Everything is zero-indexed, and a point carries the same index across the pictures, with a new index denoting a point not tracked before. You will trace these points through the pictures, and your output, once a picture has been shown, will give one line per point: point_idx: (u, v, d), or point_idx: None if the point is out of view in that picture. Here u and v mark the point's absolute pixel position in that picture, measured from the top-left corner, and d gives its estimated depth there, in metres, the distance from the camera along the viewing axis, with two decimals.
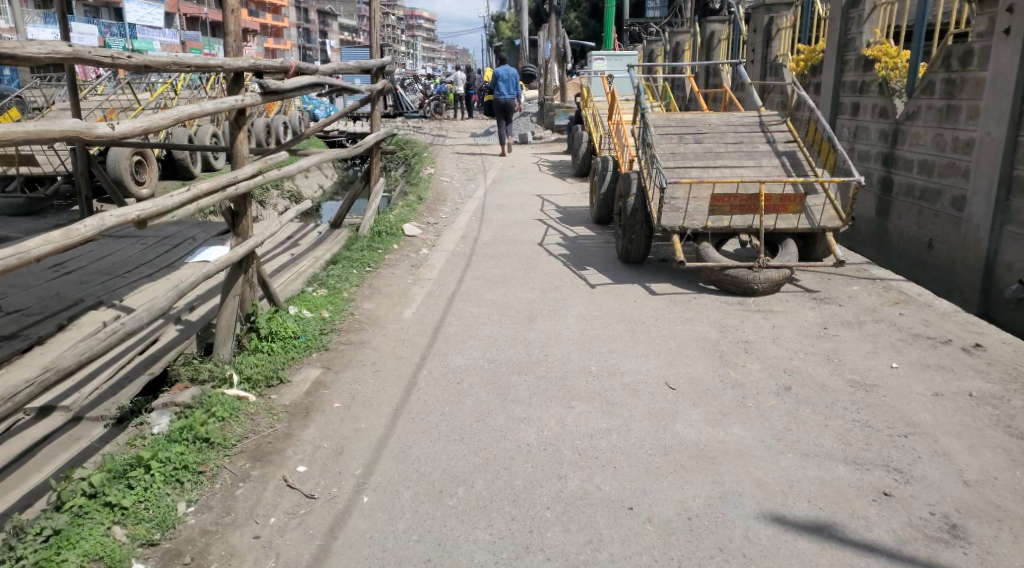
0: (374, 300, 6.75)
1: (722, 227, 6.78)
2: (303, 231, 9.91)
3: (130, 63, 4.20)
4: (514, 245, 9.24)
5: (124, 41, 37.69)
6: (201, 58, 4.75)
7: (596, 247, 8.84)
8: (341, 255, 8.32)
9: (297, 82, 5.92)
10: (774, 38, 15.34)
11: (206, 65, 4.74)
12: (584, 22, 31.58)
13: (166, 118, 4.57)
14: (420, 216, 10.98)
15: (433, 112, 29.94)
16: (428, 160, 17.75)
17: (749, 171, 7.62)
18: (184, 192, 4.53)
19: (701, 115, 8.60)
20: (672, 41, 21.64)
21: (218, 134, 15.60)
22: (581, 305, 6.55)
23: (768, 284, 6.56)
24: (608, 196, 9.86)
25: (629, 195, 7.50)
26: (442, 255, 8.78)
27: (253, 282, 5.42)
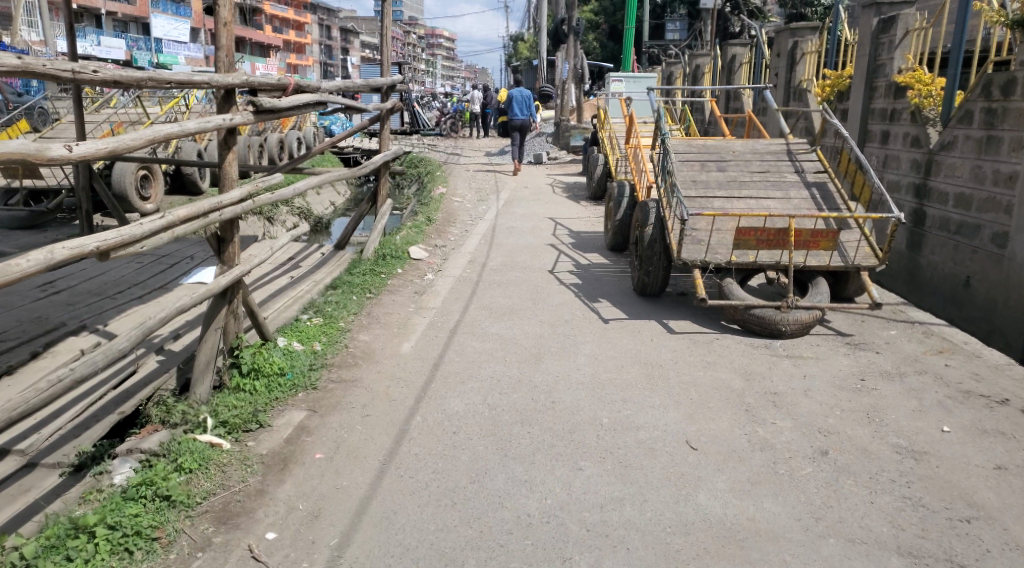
0: (371, 330, 6.28)
1: (747, 262, 6.25)
2: (304, 251, 9.47)
3: (96, 77, 3.70)
4: (524, 272, 8.75)
5: (145, 53, 37.79)
6: (183, 73, 4.26)
7: (610, 277, 8.32)
8: (341, 278, 7.86)
9: (296, 100, 5.40)
10: (798, 63, 14.87)
11: (189, 81, 4.21)
12: (603, 44, 31.27)
13: (139, 138, 3.88)
14: (427, 238, 10.52)
15: (449, 130, 29.64)
16: (441, 179, 17.36)
17: (776, 202, 7.11)
18: (157, 220, 4.09)
19: (725, 141, 8.11)
20: (692, 64, 21.23)
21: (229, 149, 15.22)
22: (593, 343, 6.05)
23: (797, 326, 6.01)
24: (623, 223, 9.37)
25: (647, 226, 7.01)
26: (447, 281, 8.30)
27: (239, 312, 4.86)
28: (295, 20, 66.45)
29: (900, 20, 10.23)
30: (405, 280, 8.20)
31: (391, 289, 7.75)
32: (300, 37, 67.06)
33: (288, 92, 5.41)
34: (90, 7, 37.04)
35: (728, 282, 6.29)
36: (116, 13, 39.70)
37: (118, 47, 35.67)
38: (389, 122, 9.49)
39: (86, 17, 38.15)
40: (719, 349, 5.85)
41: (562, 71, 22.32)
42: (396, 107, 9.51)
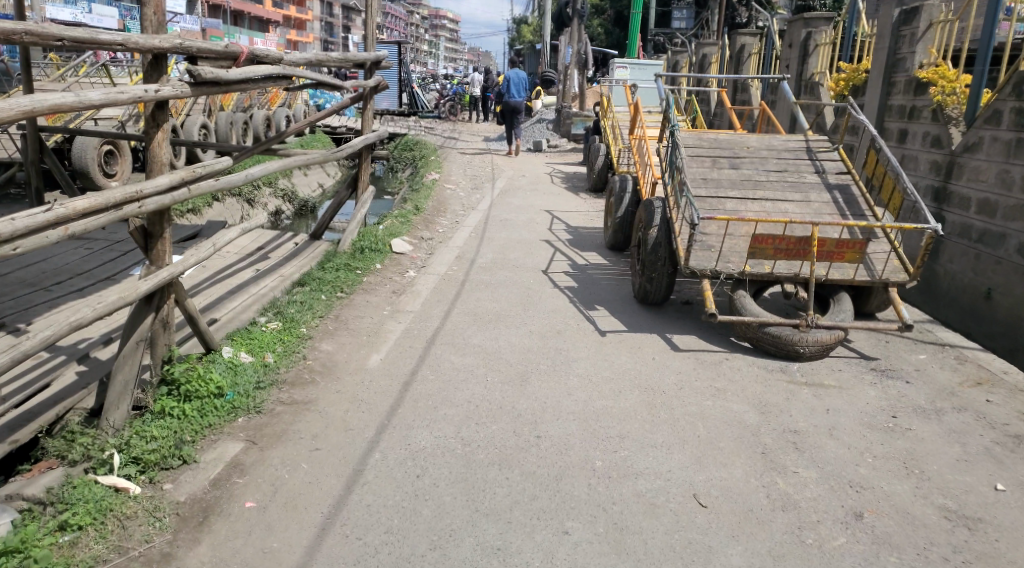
0: (338, 339, 5.59)
1: (760, 272, 5.56)
2: (280, 241, 8.75)
3: None
4: (515, 271, 8.03)
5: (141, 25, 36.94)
6: (85, 31, 3.73)
7: (610, 281, 7.59)
8: (311, 275, 7.16)
9: (249, 71, 4.80)
10: (811, 56, 14.06)
11: (90, 39, 3.72)
12: (608, 30, 30.39)
13: (12, 109, 3.14)
14: (413, 230, 9.78)
15: (448, 113, 28.80)
16: (435, 164, 16.60)
17: (794, 205, 6.41)
18: (45, 212, 3.34)
19: (738, 135, 7.40)
20: (699, 52, 20.43)
21: (209, 127, 14.60)
22: (588, 361, 5.34)
23: (817, 347, 5.29)
24: (623, 221, 8.68)
25: (652, 227, 6.30)
26: (430, 280, 7.59)
27: (169, 321, 4.27)
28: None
29: (923, 12, 9.37)
30: (382, 277, 7.50)
31: (367, 288, 7.04)
32: (301, 13, 65.88)
33: (239, 62, 4.80)
34: None
35: (740, 294, 5.59)
36: None
37: (110, 17, 34.73)
38: (372, 102, 8.79)
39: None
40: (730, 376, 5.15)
41: (564, 56, 21.49)
42: (380, 85, 8.77)
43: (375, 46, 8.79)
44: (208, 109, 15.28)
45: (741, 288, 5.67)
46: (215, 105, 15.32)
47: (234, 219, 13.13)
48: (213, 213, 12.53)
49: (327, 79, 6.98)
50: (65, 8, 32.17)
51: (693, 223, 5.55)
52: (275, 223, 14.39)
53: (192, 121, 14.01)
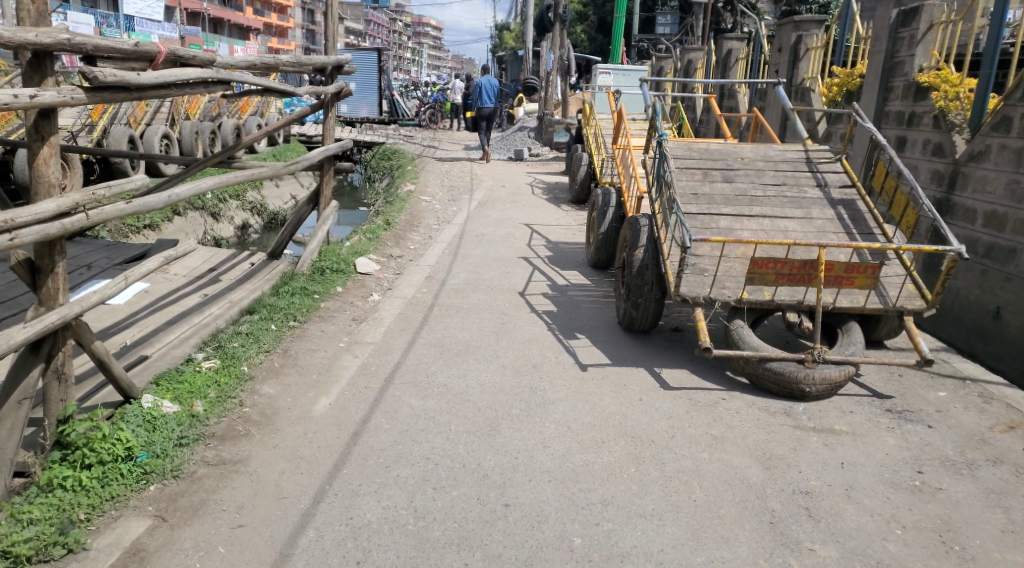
0: (284, 380, 4.94)
1: (759, 300, 4.97)
2: (235, 262, 8.07)
3: None
4: (489, 293, 7.40)
5: (121, 34, 36.36)
6: None
7: (592, 306, 6.96)
8: (263, 300, 6.50)
9: (169, 74, 4.17)
10: (802, 60, 13.56)
11: None
12: (591, 37, 29.88)
13: None
14: (382, 247, 9.12)
15: (429, 122, 28.15)
16: (412, 174, 15.94)
17: (794, 222, 5.83)
18: None
19: (732, 146, 6.82)
20: (684, 59, 19.92)
21: (172, 138, 13.88)
22: (566, 403, 4.72)
23: (825, 386, 4.71)
24: (606, 238, 8.09)
25: (637, 247, 5.74)
26: (395, 305, 6.95)
27: (62, 372, 3.69)
28: (281, 5, 64.59)
29: (924, 11, 8.83)
30: (342, 302, 6.86)
31: (325, 315, 6.39)
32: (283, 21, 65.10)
33: (156, 64, 4.17)
34: None
35: (738, 325, 5.01)
36: None
37: (88, 25, 33.92)
38: (335, 111, 8.17)
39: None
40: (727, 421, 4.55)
41: (546, 63, 20.95)
42: (344, 92, 8.15)
43: (338, 50, 8.16)
44: (172, 119, 14.55)
45: (737, 317, 5.09)
46: (180, 113, 14.59)
47: (197, 234, 12.41)
48: (173, 230, 11.82)
49: (284, 87, 6.35)
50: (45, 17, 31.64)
51: (685, 245, 4.97)
52: (241, 238, 13.67)
53: (153, 131, 13.28)
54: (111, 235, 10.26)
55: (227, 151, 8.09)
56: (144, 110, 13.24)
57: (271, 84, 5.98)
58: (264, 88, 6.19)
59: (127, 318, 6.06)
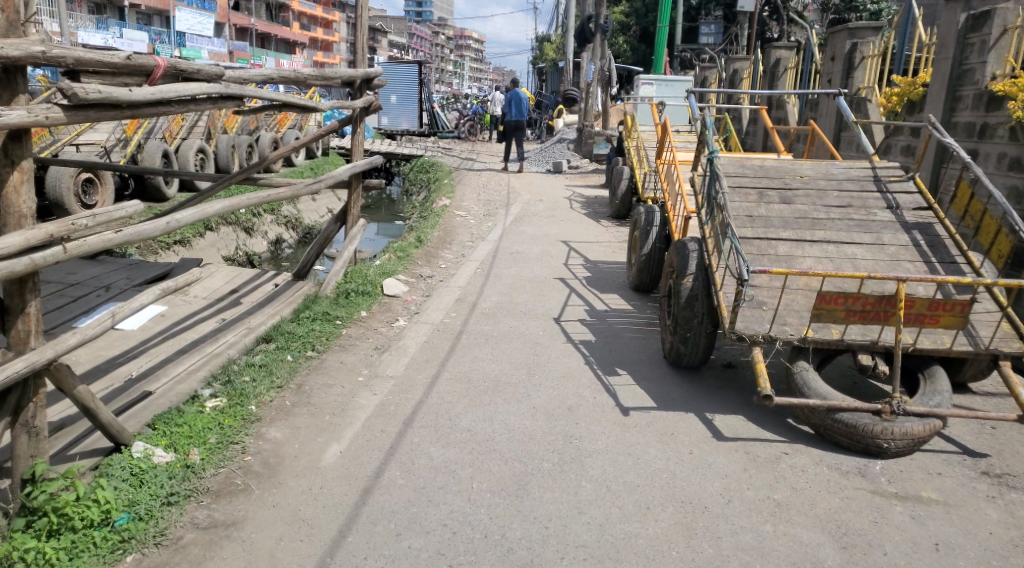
0: (294, 421, 4.48)
1: (824, 340, 4.44)
2: (258, 282, 7.68)
3: None
4: (522, 319, 6.88)
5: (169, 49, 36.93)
6: None
7: (634, 336, 6.38)
8: (282, 326, 6.10)
9: (167, 90, 3.77)
10: (857, 68, 12.79)
11: None
12: (633, 47, 29.27)
13: None
14: (412, 266, 8.70)
15: (468, 133, 27.82)
16: (448, 188, 15.54)
17: (863, 249, 5.23)
18: None
19: (789, 163, 6.25)
20: (730, 68, 19.24)
21: (207, 152, 13.59)
22: (607, 457, 4.20)
23: (906, 441, 4.19)
24: (649, 261, 7.54)
25: (686, 275, 5.18)
26: (421, 331, 6.48)
27: (36, 426, 3.36)
28: (325, 18, 65.22)
29: (996, 14, 8.08)
30: (366, 327, 6.42)
31: (346, 343, 5.94)
32: (328, 35, 65.75)
33: (154, 78, 3.76)
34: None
35: (800, 368, 4.48)
36: (142, 6, 38.61)
37: (139, 40, 34.60)
38: (363, 125, 7.78)
39: (109, 8, 36.96)
40: (792, 485, 3.99)
41: (587, 73, 20.44)
42: (374, 106, 7.75)
43: (367, 61, 7.76)
44: (208, 133, 14.22)
45: (801, 359, 4.54)
46: (217, 127, 14.28)
47: (229, 249, 12.10)
48: (204, 244, 11.51)
49: (307, 102, 5.90)
50: (96, 33, 32.26)
51: (741, 278, 4.36)
52: (274, 253, 13.39)
53: (188, 145, 12.97)
54: (140, 252, 9.92)
55: (250, 167, 7.73)
56: (179, 124, 12.93)
57: (290, 100, 5.57)
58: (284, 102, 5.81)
59: (136, 343, 5.69)
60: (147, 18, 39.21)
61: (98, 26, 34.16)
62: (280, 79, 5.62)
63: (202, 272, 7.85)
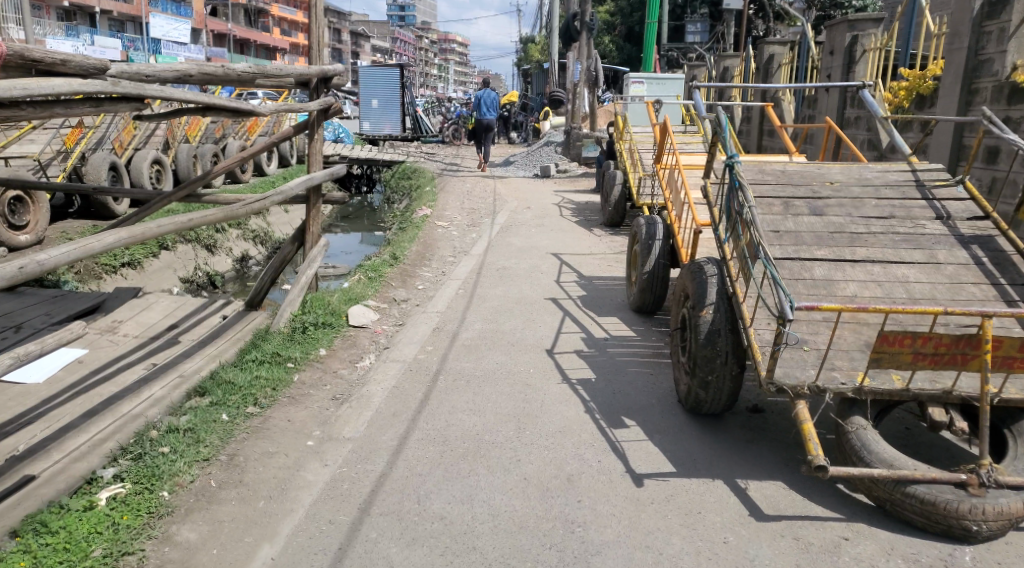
0: (216, 512, 3.53)
1: (884, 389, 3.46)
2: (204, 315, 6.70)
3: None
4: (509, 353, 5.91)
5: (145, 57, 35.83)
6: None
7: (639, 371, 5.42)
8: (221, 373, 5.12)
9: (9, 86, 2.96)
10: (858, 62, 11.88)
11: None
12: (619, 46, 28.27)
13: None
14: (385, 290, 7.72)
15: (451, 138, 26.85)
16: (429, 196, 14.56)
17: (916, 270, 4.28)
18: None
19: (815, 166, 5.30)
20: (721, 65, 18.31)
21: (163, 163, 12.61)
22: (620, 555, 3.26)
23: (1001, 522, 3.18)
24: (652, 279, 6.60)
25: (705, 306, 4.27)
26: (389, 372, 5.51)
27: None
28: (307, 24, 64.13)
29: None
30: (324, 370, 5.46)
31: (297, 395, 4.98)
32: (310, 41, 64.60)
33: None
34: (83, 5, 34.60)
35: (856, 428, 3.47)
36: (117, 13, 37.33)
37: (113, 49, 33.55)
38: (321, 130, 6.79)
39: (80, 15, 35.61)
40: None
41: (573, 73, 19.52)
42: (334, 108, 6.78)
43: (325, 59, 6.79)
44: (166, 143, 13.18)
45: (857, 414, 3.54)
46: (176, 135, 13.24)
47: (187, 269, 11.14)
48: (158, 266, 10.56)
49: (241, 104, 4.98)
50: (68, 42, 31.19)
51: (784, 317, 3.40)
52: (240, 270, 12.35)
53: (141, 156, 11.98)
54: (79, 278, 8.96)
55: (193, 181, 6.77)
56: (130, 133, 11.94)
57: (219, 102, 4.68)
58: (212, 105, 4.82)
59: (40, 401, 4.71)
60: (122, 26, 38.14)
61: (70, 35, 32.97)
62: (202, 76, 4.74)
63: (141, 304, 6.86)
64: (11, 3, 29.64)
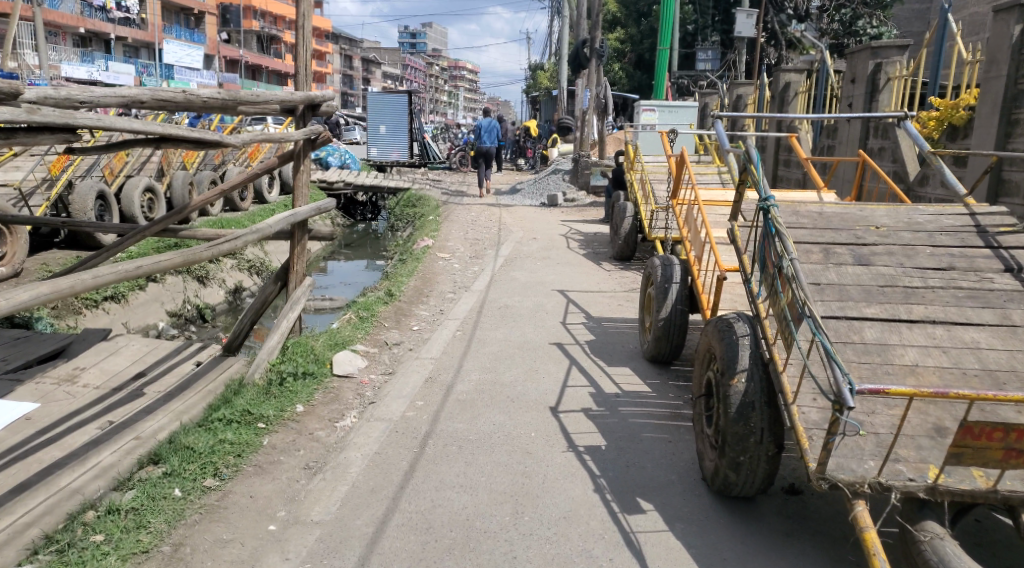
0: None
1: (964, 490, 2.90)
2: (175, 362, 6.09)
3: None
4: (509, 411, 5.29)
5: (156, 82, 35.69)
6: None
7: (655, 438, 4.79)
8: (181, 434, 4.51)
9: None
10: (882, 91, 11.27)
11: None
12: (629, 74, 27.87)
13: None
14: (378, 332, 7.13)
15: (459, 164, 26.40)
16: (433, 225, 14.02)
17: (986, 334, 3.67)
18: None
19: (856, 207, 4.69)
20: (734, 94, 17.81)
21: (157, 192, 12.07)
22: None
23: None
24: (669, 327, 5.95)
25: (737, 374, 3.65)
26: (373, 435, 4.90)
27: None
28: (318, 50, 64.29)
29: None
30: (299, 432, 4.85)
31: (265, 463, 4.36)
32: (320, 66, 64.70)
33: None
34: (99, 31, 34.47)
35: (930, 536, 2.89)
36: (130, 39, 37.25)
37: (124, 73, 33.42)
38: (309, 161, 6.26)
39: (94, 40, 35.55)
40: None
41: (582, 100, 19.02)
42: (323, 137, 6.25)
43: (313, 85, 6.27)
44: (161, 170, 12.64)
45: (930, 520, 2.96)
46: (171, 162, 12.72)
47: (175, 302, 10.58)
48: (144, 299, 9.99)
49: (205, 135, 4.47)
50: (80, 67, 31.03)
51: (844, 404, 2.76)
52: (234, 304, 11.81)
53: (133, 184, 11.43)
54: (55, 315, 8.42)
55: (169, 216, 6.23)
56: (121, 160, 11.40)
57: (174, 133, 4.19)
58: (172, 136, 4.32)
59: None
60: (134, 51, 38.09)
61: (84, 60, 33.00)
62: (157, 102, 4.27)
63: (109, 349, 6.26)
64: (25, 28, 29.41)
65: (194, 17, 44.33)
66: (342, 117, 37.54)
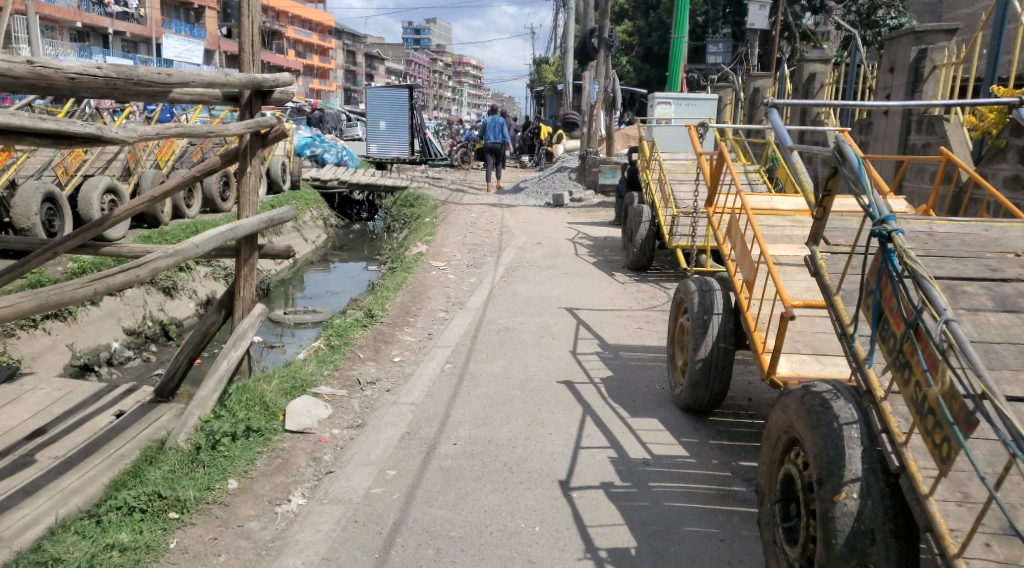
0: None
1: None
2: (89, 414, 4.86)
3: None
4: (505, 490, 4.06)
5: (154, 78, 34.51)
6: None
7: (702, 534, 3.67)
8: (50, 542, 3.34)
9: None
10: (926, 83, 9.75)
11: None
12: (637, 68, 26.48)
13: None
14: (349, 368, 5.89)
15: (460, 161, 25.05)
16: (427, 229, 12.74)
17: None
18: None
19: (981, 223, 3.39)
20: (750, 86, 16.46)
21: (121, 194, 10.66)
22: None
23: None
24: (708, 370, 4.74)
25: (848, 489, 2.43)
26: (322, 527, 3.69)
27: None
28: (322, 46, 63.02)
29: None
30: (224, 525, 3.64)
31: None
32: (324, 62, 63.46)
33: None
34: (96, 26, 33.30)
35: None
36: (128, 34, 36.00)
37: None
38: (254, 158, 5.04)
39: (93, 36, 34.37)
40: None
41: (589, 93, 17.69)
42: (274, 131, 5.11)
43: (256, 64, 5.03)
44: (128, 169, 11.18)
45: None
46: (139, 160, 11.27)
47: (134, 318, 9.16)
48: (96, 315, 8.61)
49: (62, 126, 3.34)
50: None
51: None
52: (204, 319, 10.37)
53: (92, 185, 10.08)
54: None
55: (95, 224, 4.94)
56: (77, 159, 10.17)
57: (10, 120, 3.10)
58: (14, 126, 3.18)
59: None
60: (133, 46, 36.82)
61: (82, 55, 32.03)
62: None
63: (11, 397, 5.05)
64: (21, 24, 28.41)
65: (194, 12, 43.15)
66: (343, 113, 36.21)
